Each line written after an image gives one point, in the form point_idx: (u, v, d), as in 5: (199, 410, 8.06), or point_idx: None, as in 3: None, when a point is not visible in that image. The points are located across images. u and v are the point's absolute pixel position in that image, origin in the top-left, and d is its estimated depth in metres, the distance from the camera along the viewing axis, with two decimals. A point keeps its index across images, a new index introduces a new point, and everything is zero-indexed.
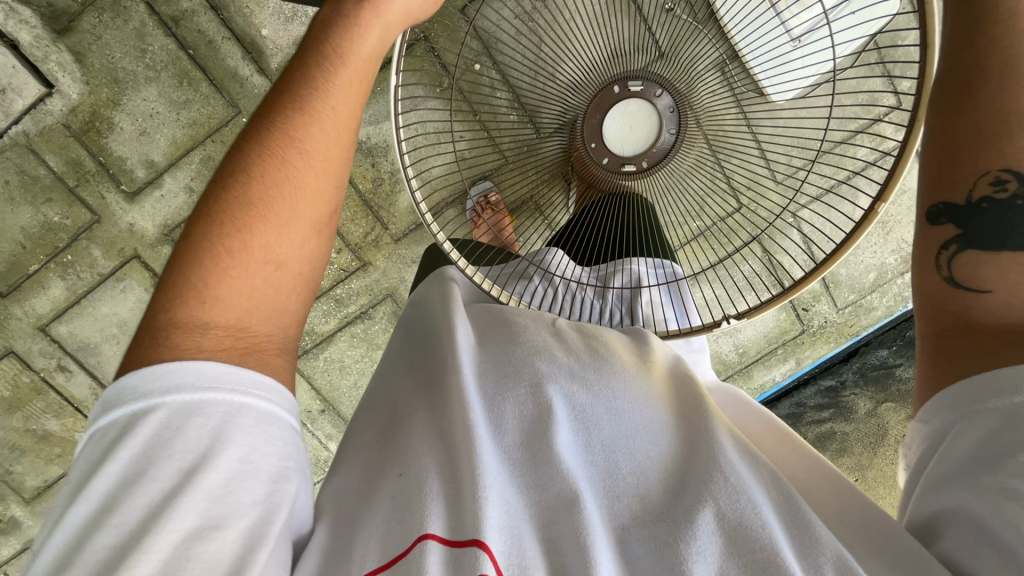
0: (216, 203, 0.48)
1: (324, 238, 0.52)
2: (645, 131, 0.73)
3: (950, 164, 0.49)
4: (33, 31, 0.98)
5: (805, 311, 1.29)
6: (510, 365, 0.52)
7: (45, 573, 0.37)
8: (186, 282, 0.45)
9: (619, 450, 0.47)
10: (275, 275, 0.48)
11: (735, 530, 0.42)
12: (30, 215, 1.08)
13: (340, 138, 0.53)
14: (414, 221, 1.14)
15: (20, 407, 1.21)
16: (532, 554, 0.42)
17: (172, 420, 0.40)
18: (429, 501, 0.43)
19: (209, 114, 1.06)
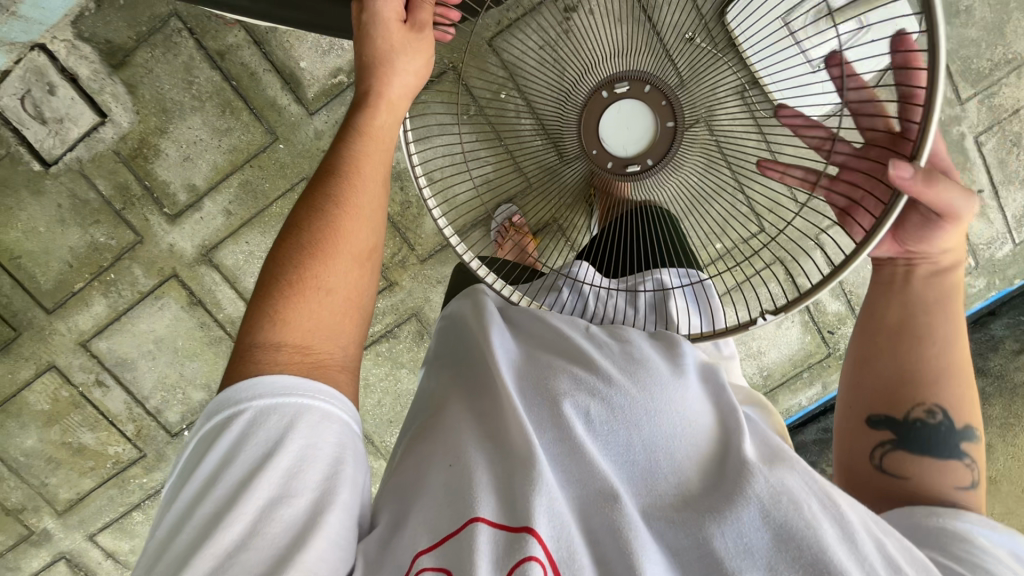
0: (285, 240, 0.54)
1: (368, 268, 0.56)
2: (643, 130, 0.75)
3: (899, 384, 0.58)
4: (92, 66, 1.05)
5: (831, 334, 1.27)
6: (546, 370, 0.54)
7: (161, 538, 0.45)
8: (258, 311, 0.52)
9: (658, 450, 0.48)
10: (326, 301, 0.52)
11: (783, 528, 0.42)
12: (79, 236, 1.14)
13: (376, 177, 0.58)
14: (440, 242, 1.17)
15: (58, 420, 1.25)
16: (579, 544, 0.44)
17: (256, 417, 0.46)
18: (479, 489, 0.47)
19: (248, 141, 1.11)
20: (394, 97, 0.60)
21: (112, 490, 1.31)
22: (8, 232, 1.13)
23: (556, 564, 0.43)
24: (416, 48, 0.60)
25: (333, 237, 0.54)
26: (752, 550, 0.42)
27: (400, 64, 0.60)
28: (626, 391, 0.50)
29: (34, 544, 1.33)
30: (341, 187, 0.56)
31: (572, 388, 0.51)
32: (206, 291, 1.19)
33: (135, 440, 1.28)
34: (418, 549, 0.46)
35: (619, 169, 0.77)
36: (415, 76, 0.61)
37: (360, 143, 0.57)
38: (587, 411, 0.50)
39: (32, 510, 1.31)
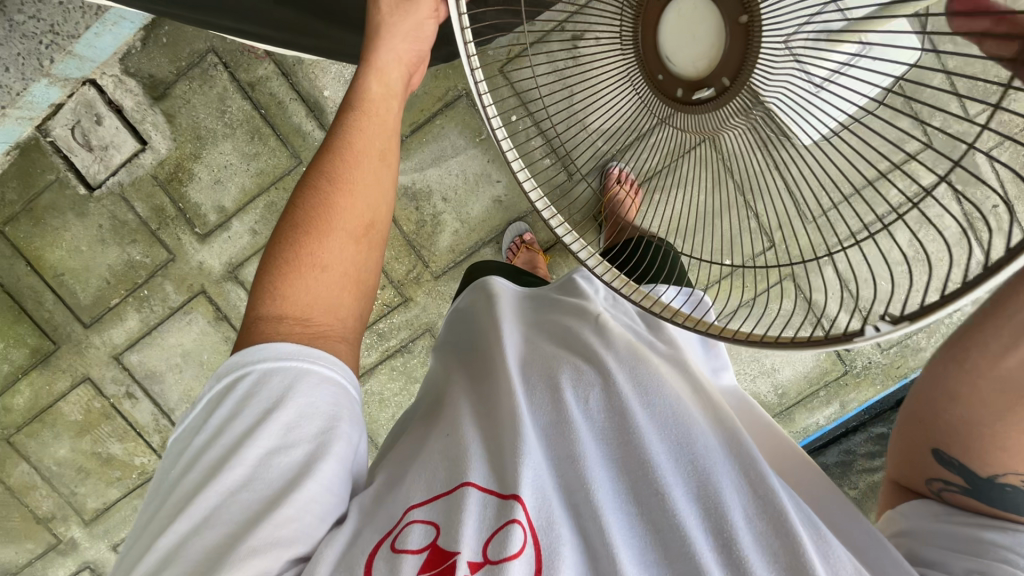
0: (286, 220, 0.59)
1: (368, 244, 0.61)
2: (714, 32, 0.51)
3: (990, 447, 0.49)
4: (136, 98, 1.15)
5: (847, 350, 1.26)
6: (551, 359, 0.59)
7: (175, 476, 0.51)
8: (269, 280, 0.58)
9: (651, 442, 0.52)
10: (323, 275, 0.58)
11: (767, 533, 0.47)
12: (117, 254, 1.22)
13: (379, 149, 0.60)
14: (453, 259, 1.21)
15: (90, 431, 1.31)
16: (561, 517, 0.48)
17: (259, 378, 0.52)
18: (472, 459, 0.52)
19: (275, 164, 1.18)
20: (388, 66, 0.61)
21: (136, 501, 1.35)
22: (54, 251, 1.22)
23: (537, 534, 0.46)
24: (406, 10, 0.61)
25: (332, 217, 0.58)
26: (732, 537, 0.47)
27: (390, 29, 0.60)
28: (627, 385, 0.55)
29: (61, 553, 1.37)
30: (339, 167, 0.59)
31: (577, 379, 0.57)
32: (232, 307, 1.25)
33: (160, 451, 1.32)
34: (411, 502, 0.51)
35: (684, 99, 0.54)
36: (410, 40, 0.62)
37: (357, 119, 0.59)
38: (587, 400, 0.55)
39: (61, 519, 1.35)
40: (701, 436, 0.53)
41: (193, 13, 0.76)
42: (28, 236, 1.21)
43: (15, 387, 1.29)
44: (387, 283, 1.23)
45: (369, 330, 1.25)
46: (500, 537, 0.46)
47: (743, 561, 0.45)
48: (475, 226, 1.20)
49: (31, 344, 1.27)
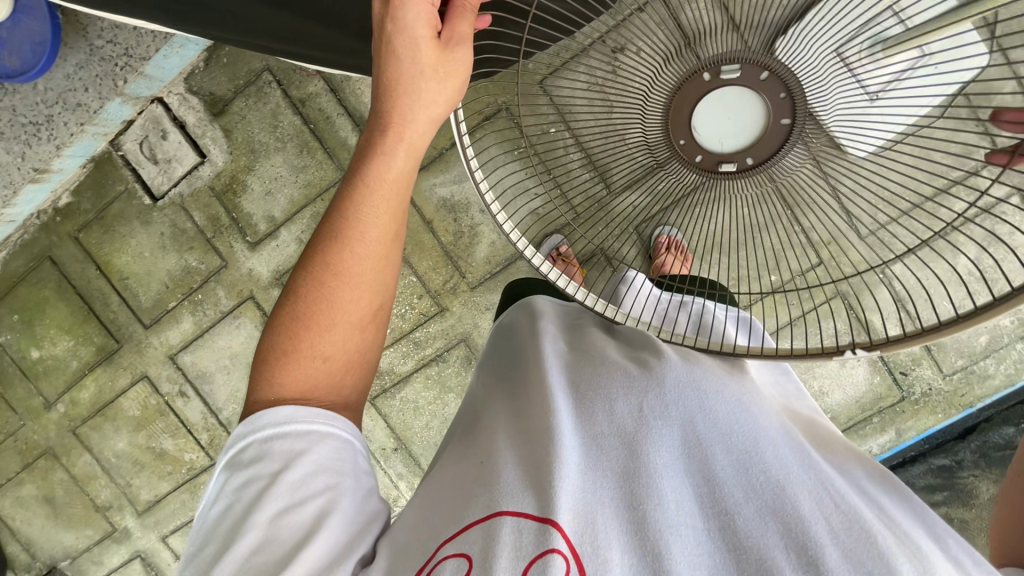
0: (285, 309, 0.62)
1: (369, 330, 0.64)
2: (748, 121, 0.63)
3: None
4: (198, 115, 1.23)
5: (904, 375, 1.18)
6: (600, 371, 0.59)
7: (197, 546, 0.54)
8: (276, 361, 0.61)
9: (716, 447, 0.51)
10: (323, 366, 0.61)
11: (849, 543, 0.45)
12: (175, 260, 1.30)
13: (385, 232, 0.61)
14: (489, 271, 1.22)
15: (146, 426, 1.39)
16: (615, 532, 0.47)
17: (263, 446, 0.55)
18: (506, 486, 0.51)
19: (321, 176, 1.23)
20: (415, 132, 0.57)
21: (184, 495, 1.41)
22: (120, 256, 1.31)
23: (579, 558, 0.46)
24: (445, 75, 0.55)
25: (339, 314, 0.61)
26: (815, 554, 0.45)
27: (408, 96, 0.55)
28: (684, 395, 0.54)
29: (116, 541, 1.45)
30: (349, 259, 0.60)
31: (632, 388, 0.55)
32: None
33: (207, 449, 1.38)
34: (443, 537, 0.51)
35: (710, 167, 0.65)
36: (437, 108, 0.57)
37: (361, 207, 0.59)
38: (642, 407, 0.54)
39: (117, 508, 1.43)
40: (768, 447, 0.51)
41: (249, 37, 0.81)
42: (99, 242, 1.31)
43: (82, 382, 1.38)
44: (425, 293, 1.25)
45: (406, 339, 1.28)
46: (538, 568, 0.45)
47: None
48: (512, 238, 1.21)
49: (97, 343, 1.36)
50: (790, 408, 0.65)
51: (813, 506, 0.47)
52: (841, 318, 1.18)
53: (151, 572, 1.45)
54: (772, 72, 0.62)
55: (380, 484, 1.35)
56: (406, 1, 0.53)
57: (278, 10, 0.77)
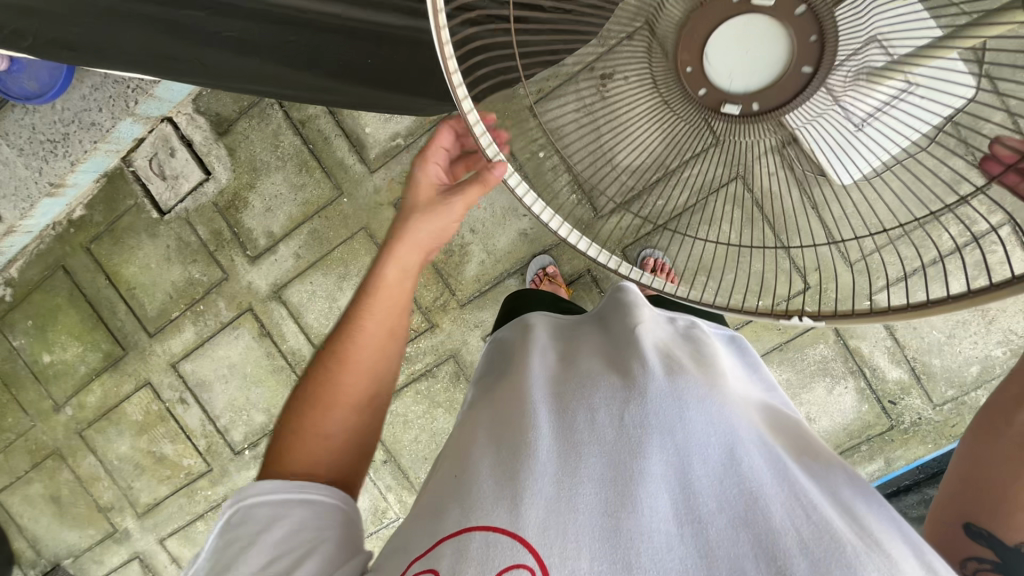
0: (299, 388, 0.66)
1: (369, 416, 0.67)
2: (770, 59, 0.59)
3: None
4: (205, 134, 1.29)
5: (893, 404, 1.17)
6: (579, 379, 0.50)
7: None
8: (281, 432, 0.64)
9: (689, 452, 0.42)
10: (325, 445, 0.63)
11: (824, 559, 0.36)
12: (179, 272, 1.35)
13: (388, 327, 0.67)
14: (478, 289, 1.25)
15: (148, 430, 1.44)
16: (588, 537, 0.39)
17: (240, 513, 0.54)
18: (479, 497, 0.43)
19: (319, 194, 1.27)
20: (408, 257, 0.67)
21: (182, 499, 1.45)
22: (129, 267, 1.37)
23: (548, 571, 0.38)
24: (432, 207, 0.66)
25: (339, 395, 0.64)
26: (783, 565, 0.36)
27: (412, 222, 0.66)
28: (664, 399, 0.45)
29: (116, 542, 1.49)
30: (356, 348, 0.66)
31: (604, 395, 0.47)
32: (274, 324, 1.33)
33: (205, 455, 1.42)
34: (415, 555, 0.44)
35: (712, 106, 0.62)
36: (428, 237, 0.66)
37: (370, 300, 0.66)
38: (621, 419, 0.44)
39: (118, 509, 1.48)
40: (745, 451, 0.42)
41: (219, 82, 0.87)
42: (109, 253, 1.37)
43: (89, 386, 1.44)
44: (416, 309, 1.28)
45: None
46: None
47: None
48: (500, 257, 1.23)
49: (105, 349, 1.42)
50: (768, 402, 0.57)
51: (786, 517, 0.38)
52: (829, 343, 1.17)
53: (148, 573, 1.49)
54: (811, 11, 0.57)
55: (369, 495, 1.37)
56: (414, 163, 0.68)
57: (245, 57, 0.82)
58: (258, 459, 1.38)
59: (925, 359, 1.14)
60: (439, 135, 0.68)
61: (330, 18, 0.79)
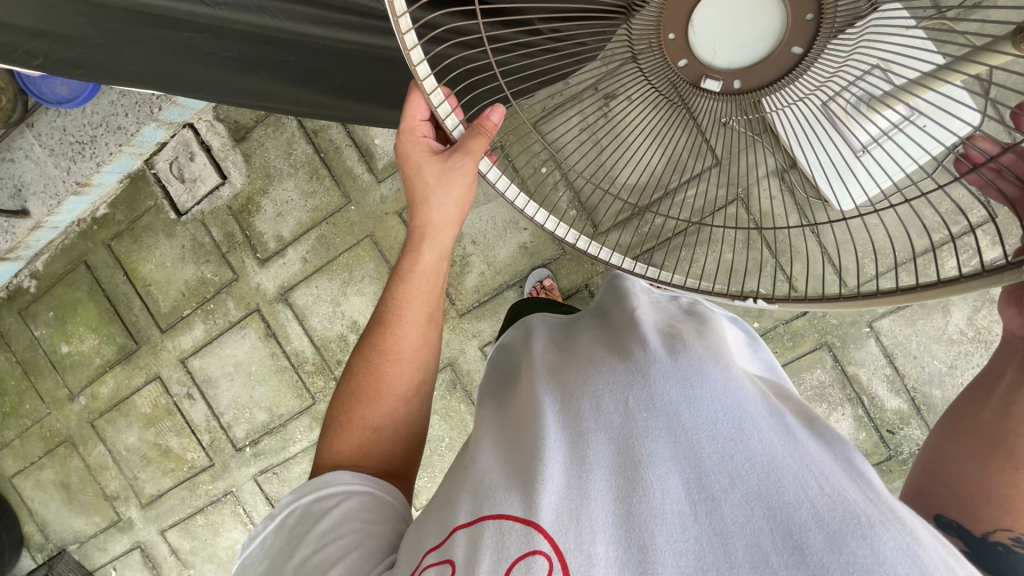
0: (344, 385, 0.71)
1: (416, 403, 0.70)
2: (764, 32, 0.55)
3: (999, 511, 0.55)
4: (223, 140, 1.35)
5: (892, 434, 1.15)
6: (582, 365, 0.49)
7: None
8: (330, 432, 0.68)
9: (697, 430, 0.42)
10: (373, 436, 0.67)
11: (839, 528, 0.36)
12: (193, 271, 1.41)
13: (427, 312, 0.71)
14: (478, 299, 1.27)
15: (156, 423, 1.48)
16: (603, 524, 0.39)
17: (282, 512, 0.59)
18: (487, 496, 0.43)
19: (327, 201, 1.31)
20: (433, 233, 0.69)
21: (184, 492, 1.48)
22: (146, 265, 1.43)
23: (564, 557, 0.38)
24: (442, 180, 0.65)
25: (385, 383, 0.68)
26: (799, 539, 0.35)
27: (432, 201, 0.67)
28: (669, 378, 0.44)
29: (120, 530, 1.54)
30: (395, 338, 0.70)
31: (607, 379, 0.46)
32: (279, 325, 1.37)
33: (207, 449, 1.45)
34: (430, 547, 0.44)
35: (692, 80, 0.58)
36: (450, 208, 0.67)
37: (406, 289, 0.70)
38: (628, 402, 0.44)
39: (123, 499, 1.53)
40: (753, 429, 0.41)
41: (219, 98, 0.90)
42: (128, 250, 1.44)
43: (103, 377, 1.50)
44: None
45: None
46: (521, 570, 0.38)
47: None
48: (501, 268, 1.25)
49: (119, 342, 1.47)
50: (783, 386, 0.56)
51: (797, 490, 0.38)
52: (828, 368, 1.16)
53: (148, 563, 1.52)
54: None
55: None
56: (404, 143, 0.67)
57: (245, 75, 0.87)
58: (257, 456, 1.42)
59: (925, 389, 1.12)
60: (411, 106, 0.66)
61: (327, 41, 0.84)
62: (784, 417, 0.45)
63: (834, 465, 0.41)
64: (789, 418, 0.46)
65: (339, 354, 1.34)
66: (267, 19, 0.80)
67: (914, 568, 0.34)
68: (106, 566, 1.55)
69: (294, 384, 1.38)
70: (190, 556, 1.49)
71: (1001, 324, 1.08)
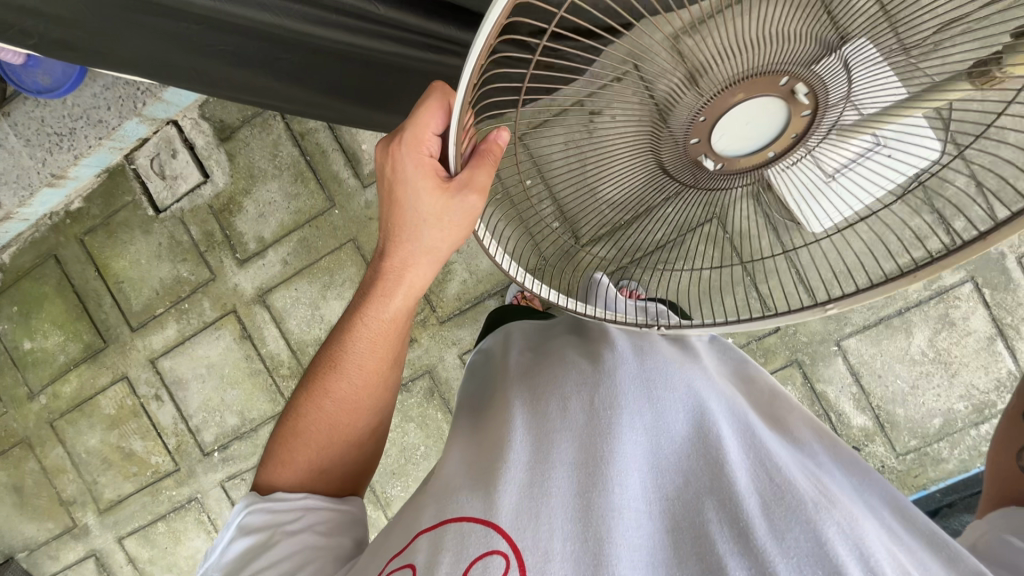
0: (294, 408, 0.67)
1: (366, 446, 0.68)
2: (768, 129, 0.63)
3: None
4: (207, 138, 1.34)
5: (857, 450, 1.19)
6: (554, 372, 0.50)
7: None
8: (270, 469, 0.65)
9: (659, 429, 0.42)
10: (317, 479, 0.64)
11: (789, 516, 0.36)
12: (168, 269, 1.38)
13: (385, 354, 0.65)
14: (459, 307, 1.28)
15: (119, 425, 1.43)
16: (560, 518, 0.38)
17: (246, 517, 0.60)
18: (448, 501, 0.42)
19: (311, 204, 1.31)
20: (412, 272, 0.60)
21: (145, 497, 1.43)
22: (119, 262, 1.40)
23: (520, 555, 0.37)
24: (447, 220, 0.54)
25: (335, 431, 0.65)
26: (748, 526, 0.36)
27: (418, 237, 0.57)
28: (633, 382, 0.45)
29: (74, 537, 1.47)
30: (349, 380, 0.65)
31: (574, 383, 0.47)
32: (256, 328, 1.35)
33: (174, 454, 1.41)
34: (391, 554, 0.43)
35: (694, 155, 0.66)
36: (437, 246, 0.58)
37: (359, 329, 0.64)
38: (593, 403, 0.44)
39: (80, 504, 1.46)
40: (711, 426, 0.42)
41: (214, 89, 0.91)
42: (102, 246, 1.41)
43: (66, 376, 1.45)
44: None
45: None
46: (478, 571, 0.37)
47: (770, 565, 0.34)
48: (483, 278, 1.26)
49: (85, 340, 1.43)
50: (754, 386, 0.57)
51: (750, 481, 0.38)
52: (797, 385, 1.20)
53: (103, 572, 1.46)
54: (812, 91, 0.60)
55: None
56: (404, 154, 0.55)
57: (240, 69, 0.87)
58: (225, 462, 1.38)
59: (889, 407, 1.16)
60: (426, 113, 0.54)
61: (320, 39, 0.83)
62: (745, 418, 0.46)
63: (788, 459, 0.42)
64: (754, 420, 0.47)
65: None
66: (264, 15, 0.78)
67: (862, 553, 0.34)
68: None
69: (268, 388, 1.36)
70: (149, 565, 1.44)
71: (959, 346, 1.13)
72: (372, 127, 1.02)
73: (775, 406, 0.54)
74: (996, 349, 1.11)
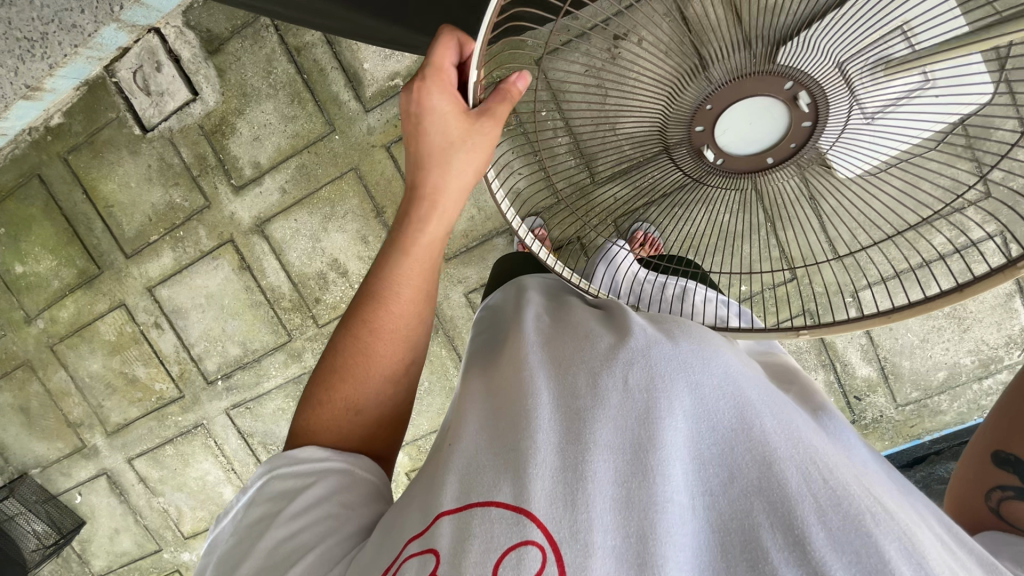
0: (330, 346, 0.62)
1: (402, 386, 0.63)
2: (773, 128, 0.58)
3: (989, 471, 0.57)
4: (193, 50, 1.23)
5: (858, 400, 1.20)
6: (578, 339, 0.45)
7: None
8: (308, 411, 0.60)
9: (700, 415, 0.39)
10: (355, 419, 0.60)
11: (847, 529, 0.34)
12: (160, 194, 1.31)
13: (421, 285, 0.60)
14: (465, 245, 1.23)
15: (121, 351, 1.43)
16: (599, 508, 0.36)
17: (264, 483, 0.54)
18: (474, 483, 0.39)
19: (309, 128, 1.22)
20: (446, 201, 0.56)
21: (152, 422, 1.45)
22: (108, 183, 1.33)
23: (557, 547, 0.36)
24: (468, 147, 0.53)
25: (371, 366, 0.60)
26: (800, 534, 0.34)
27: (450, 166, 0.54)
28: (671, 361, 0.42)
29: (85, 457, 1.50)
30: (385, 313, 0.59)
31: (603, 356, 0.42)
32: (255, 259, 1.31)
33: (177, 380, 1.41)
34: (409, 535, 0.41)
35: (697, 145, 0.61)
36: (474, 177, 0.55)
37: (395, 257, 0.58)
38: (627, 382, 0.40)
39: (88, 426, 1.49)
40: (756, 419, 0.39)
41: None
42: (87, 166, 1.33)
43: (62, 301, 1.42)
44: None
45: None
46: (511, 562, 0.36)
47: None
48: (490, 215, 1.21)
49: (79, 265, 1.39)
50: (793, 374, 0.55)
51: (801, 484, 0.36)
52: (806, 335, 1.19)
53: (116, 490, 1.51)
54: (817, 103, 0.56)
55: None
56: (433, 88, 0.53)
57: None
58: (230, 390, 1.39)
59: (897, 360, 1.16)
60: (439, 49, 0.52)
61: None
62: (784, 403, 0.43)
63: (832, 450, 0.40)
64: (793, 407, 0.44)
65: (318, 292, 1.30)
66: None
67: (918, 566, 0.34)
68: (71, 491, 1.53)
69: (269, 320, 1.34)
70: (160, 484, 1.48)
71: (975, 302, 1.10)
72: (375, 42, 0.93)
73: (798, 388, 0.52)
74: (1012, 305, 1.09)
